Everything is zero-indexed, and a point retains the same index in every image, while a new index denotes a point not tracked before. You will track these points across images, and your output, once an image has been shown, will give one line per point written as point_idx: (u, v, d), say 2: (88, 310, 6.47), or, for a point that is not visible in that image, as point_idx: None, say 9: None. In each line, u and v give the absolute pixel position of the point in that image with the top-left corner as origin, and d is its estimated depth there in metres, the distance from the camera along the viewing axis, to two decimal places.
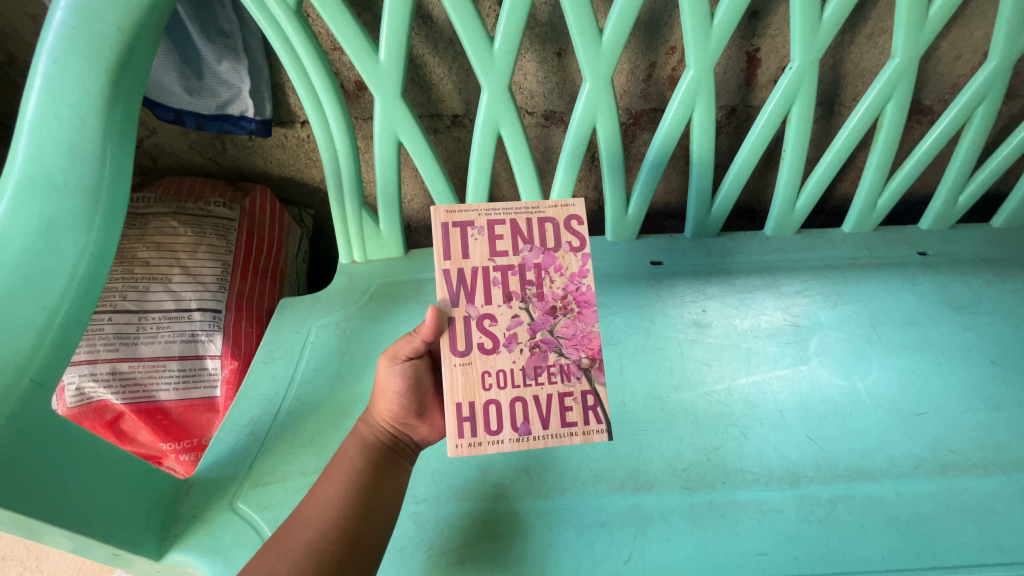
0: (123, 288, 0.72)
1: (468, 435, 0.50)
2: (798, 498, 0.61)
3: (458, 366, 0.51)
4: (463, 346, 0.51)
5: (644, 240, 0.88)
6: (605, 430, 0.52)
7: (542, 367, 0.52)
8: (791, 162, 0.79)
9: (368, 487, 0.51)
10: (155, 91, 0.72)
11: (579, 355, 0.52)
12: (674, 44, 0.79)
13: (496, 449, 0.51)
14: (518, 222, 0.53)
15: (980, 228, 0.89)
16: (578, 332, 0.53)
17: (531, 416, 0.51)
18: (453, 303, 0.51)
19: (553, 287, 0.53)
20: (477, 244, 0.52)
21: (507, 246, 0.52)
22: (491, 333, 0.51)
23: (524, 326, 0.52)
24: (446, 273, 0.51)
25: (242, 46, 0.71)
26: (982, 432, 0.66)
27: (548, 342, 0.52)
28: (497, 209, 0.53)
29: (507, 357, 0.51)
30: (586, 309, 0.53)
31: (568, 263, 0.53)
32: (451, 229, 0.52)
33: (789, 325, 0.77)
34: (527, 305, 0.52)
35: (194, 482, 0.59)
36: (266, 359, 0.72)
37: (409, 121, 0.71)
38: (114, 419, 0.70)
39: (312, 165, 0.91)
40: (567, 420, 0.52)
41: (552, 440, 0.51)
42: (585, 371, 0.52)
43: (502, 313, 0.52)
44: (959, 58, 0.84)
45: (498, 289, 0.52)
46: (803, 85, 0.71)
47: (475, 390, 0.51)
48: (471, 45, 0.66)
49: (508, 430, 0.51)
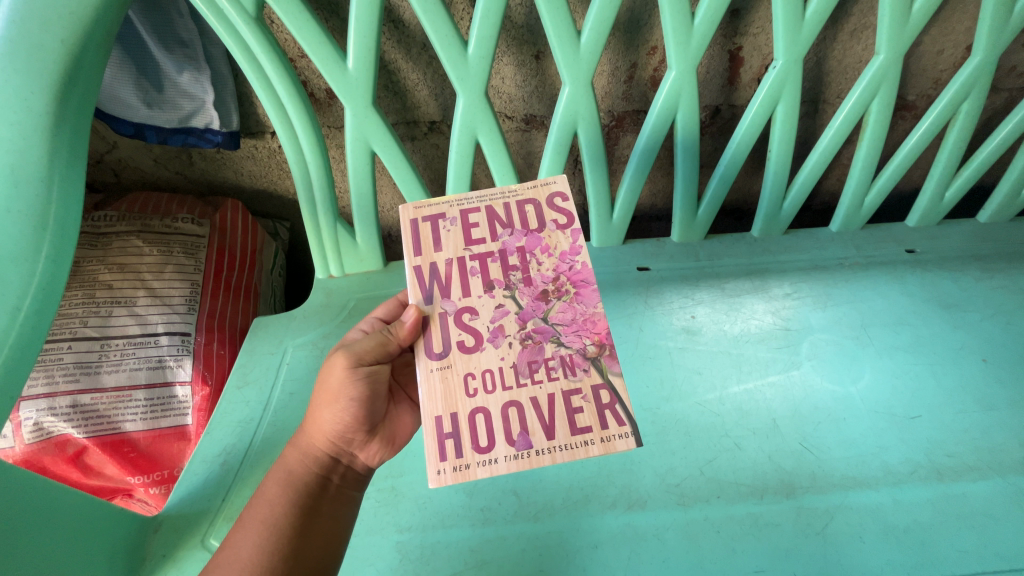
0: (83, 314, 0.68)
1: (452, 459, 0.45)
2: (794, 510, 0.59)
3: (435, 372, 0.47)
4: (439, 348, 0.48)
5: (631, 245, 0.85)
6: (629, 435, 0.45)
7: (537, 362, 0.48)
8: (777, 163, 0.77)
9: (301, 523, 0.48)
10: (112, 105, 0.69)
11: (583, 342, 0.48)
12: (656, 44, 0.76)
13: (489, 471, 0.45)
14: (495, 208, 0.52)
15: (966, 224, 0.88)
16: (577, 316, 0.49)
17: (531, 424, 0.46)
18: (429, 301, 0.49)
19: (542, 270, 0.50)
20: (449, 235, 0.51)
21: (484, 233, 0.51)
22: (472, 329, 0.48)
23: (511, 316, 0.49)
24: (416, 270, 0.50)
25: (203, 55, 0.67)
26: (977, 434, 0.65)
27: (542, 332, 0.48)
28: (468, 199, 0.52)
29: (494, 354, 0.48)
30: (584, 289, 0.50)
31: (556, 242, 0.51)
32: (420, 223, 0.51)
33: (779, 329, 0.76)
34: (514, 292, 0.49)
35: (162, 520, 0.57)
36: (239, 384, 0.69)
37: (382, 130, 0.68)
38: (76, 454, 0.66)
39: (285, 176, 0.88)
40: (579, 425, 0.46)
41: (560, 454, 0.45)
42: (592, 361, 0.48)
43: (483, 305, 0.49)
44: (942, 53, 0.83)
45: (476, 279, 0.50)
46: (788, 84, 0.70)
47: (458, 396, 0.46)
48: (445, 51, 0.63)
49: (502, 446, 0.45)
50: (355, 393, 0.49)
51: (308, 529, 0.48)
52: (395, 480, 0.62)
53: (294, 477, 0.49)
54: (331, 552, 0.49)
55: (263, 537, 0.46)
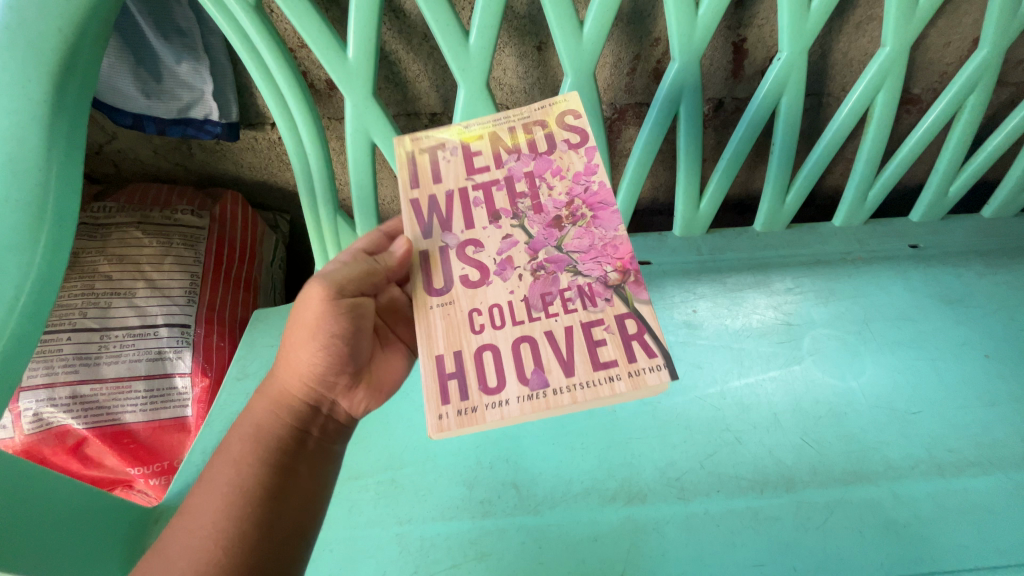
0: (83, 305, 0.68)
1: (456, 402, 0.44)
2: (794, 504, 0.59)
3: (437, 309, 0.48)
4: (440, 285, 0.49)
5: (632, 238, 0.85)
6: (662, 367, 0.43)
7: (551, 293, 0.48)
8: (780, 157, 0.77)
9: (277, 478, 0.45)
10: (111, 96, 0.68)
11: (604, 268, 0.48)
12: (659, 36, 0.76)
13: (498, 414, 0.43)
14: (500, 134, 0.53)
15: (970, 219, 0.88)
16: (594, 242, 0.49)
17: (545, 358, 0.45)
18: (426, 235, 0.50)
19: (554, 197, 0.51)
20: (450, 165, 0.52)
21: (488, 161, 0.52)
22: (475, 262, 0.49)
23: (521, 246, 0.49)
24: (413, 203, 0.51)
25: (202, 45, 0.67)
26: (978, 430, 0.65)
27: (555, 261, 0.49)
28: (471, 126, 0.54)
29: (502, 288, 0.48)
30: (600, 215, 0.50)
31: (569, 163, 0.51)
32: (420, 155, 0.53)
33: (780, 323, 0.75)
34: (522, 221, 0.50)
35: (162, 511, 0.57)
36: (239, 376, 0.69)
37: (382, 122, 0.67)
38: (77, 444, 0.66)
39: (284, 168, 0.87)
40: (600, 359, 0.45)
41: (580, 392, 0.43)
42: (615, 289, 0.47)
43: (488, 237, 0.50)
44: (948, 45, 0.82)
45: (480, 209, 0.51)
46: (792, 77, 0.69)
47: (465, 332, 0.47)
48: (446, 42, 0.63)
49: (513, 386, 0.44)
50: (337, 325, 0.48)
51: (285, 484, 0.45)
52: (395, 473, 0.61)
53: (268, 428, 0.47)
54: (310, 513, 0.45)
55: (231, 496, 0.43)
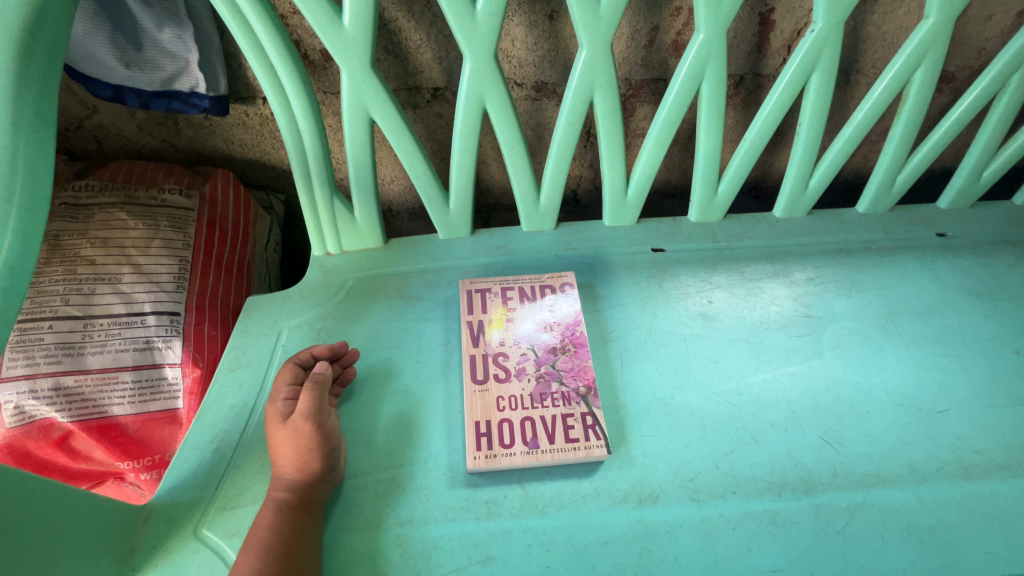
0: (64, 291, 0.64)
1: (484, 449, 0.58)
2: (813, 508, 0.56)
3: (477, 393, 0.62)
4: (481, 376, 0.64)
5: (645, 225, 0.80)
6: (604, 445, 0.59)
7: (546, 394, 0.62)
8: (806, 139, 0.72)
9: (287, 539, 0.50)
10: (87, 64, 0.63)
11: (577, 384, 0.63)
12: (680, 5, 0.70)
13: (508, 461, 0.58)
14: (524, 288, 0.72)
15: (1001, 206, 0.83)
16: (575, 365, 0.65)
17: (539, 432, 0.59)
18: (475, 342, 0.66)
19: (555, 334, 0.67)
20: (493, 303, 0.70)
21: (516, 304, 0.70)
22: (505, 366, 0.65)
23: (531, 361, 0.65)
24: (469, 324, 0.68)
25: (185, 10, 0.62)
26: (1008, 431, 0.62)
27: (551, 372, 0.64)
28: (507, 280, 0.72)
29: (517, 385, 0.63)
30: (581, 348, 0.66)
31: (566, 314, 0.69)
32: (474, 293, 0.71)
33: (800, 316, 0.72)
34: (533, 348, 0.66)
35: (152, 509, 0.54)
36: (231, 366, 0.65)
37: (381, 96, 0.62)
38: (62, 438, 0.64)
39: (277, 146, 0.82)
40: (570, 436, 0.59)
41: (557, 453, 0.58)
42: (583, 397, 0.62)
43: (513, 352, 0.66)
44: (991, 19, 0.76)
45: (510, 331, 0.68)
46: (825, 51, 0.64)
47: (490, 412, 0.61)
48: (452, 6, 0.58)
49: (519, 444, 0.59)
50: (328, 434, 0.56)
51: (293, 543, 0.50)
52: (395, 471, 0.59)
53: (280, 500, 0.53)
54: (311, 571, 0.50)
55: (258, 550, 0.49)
